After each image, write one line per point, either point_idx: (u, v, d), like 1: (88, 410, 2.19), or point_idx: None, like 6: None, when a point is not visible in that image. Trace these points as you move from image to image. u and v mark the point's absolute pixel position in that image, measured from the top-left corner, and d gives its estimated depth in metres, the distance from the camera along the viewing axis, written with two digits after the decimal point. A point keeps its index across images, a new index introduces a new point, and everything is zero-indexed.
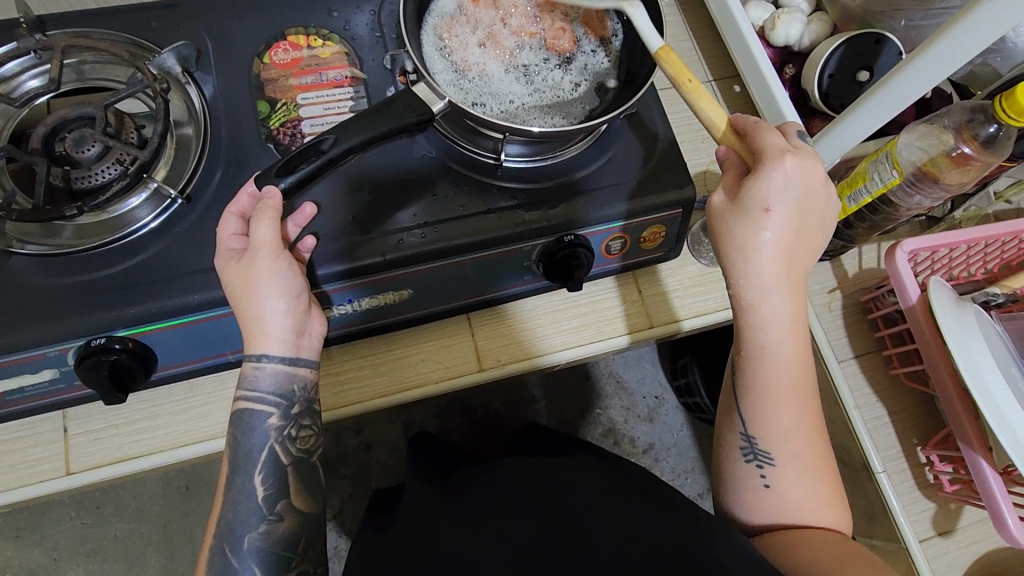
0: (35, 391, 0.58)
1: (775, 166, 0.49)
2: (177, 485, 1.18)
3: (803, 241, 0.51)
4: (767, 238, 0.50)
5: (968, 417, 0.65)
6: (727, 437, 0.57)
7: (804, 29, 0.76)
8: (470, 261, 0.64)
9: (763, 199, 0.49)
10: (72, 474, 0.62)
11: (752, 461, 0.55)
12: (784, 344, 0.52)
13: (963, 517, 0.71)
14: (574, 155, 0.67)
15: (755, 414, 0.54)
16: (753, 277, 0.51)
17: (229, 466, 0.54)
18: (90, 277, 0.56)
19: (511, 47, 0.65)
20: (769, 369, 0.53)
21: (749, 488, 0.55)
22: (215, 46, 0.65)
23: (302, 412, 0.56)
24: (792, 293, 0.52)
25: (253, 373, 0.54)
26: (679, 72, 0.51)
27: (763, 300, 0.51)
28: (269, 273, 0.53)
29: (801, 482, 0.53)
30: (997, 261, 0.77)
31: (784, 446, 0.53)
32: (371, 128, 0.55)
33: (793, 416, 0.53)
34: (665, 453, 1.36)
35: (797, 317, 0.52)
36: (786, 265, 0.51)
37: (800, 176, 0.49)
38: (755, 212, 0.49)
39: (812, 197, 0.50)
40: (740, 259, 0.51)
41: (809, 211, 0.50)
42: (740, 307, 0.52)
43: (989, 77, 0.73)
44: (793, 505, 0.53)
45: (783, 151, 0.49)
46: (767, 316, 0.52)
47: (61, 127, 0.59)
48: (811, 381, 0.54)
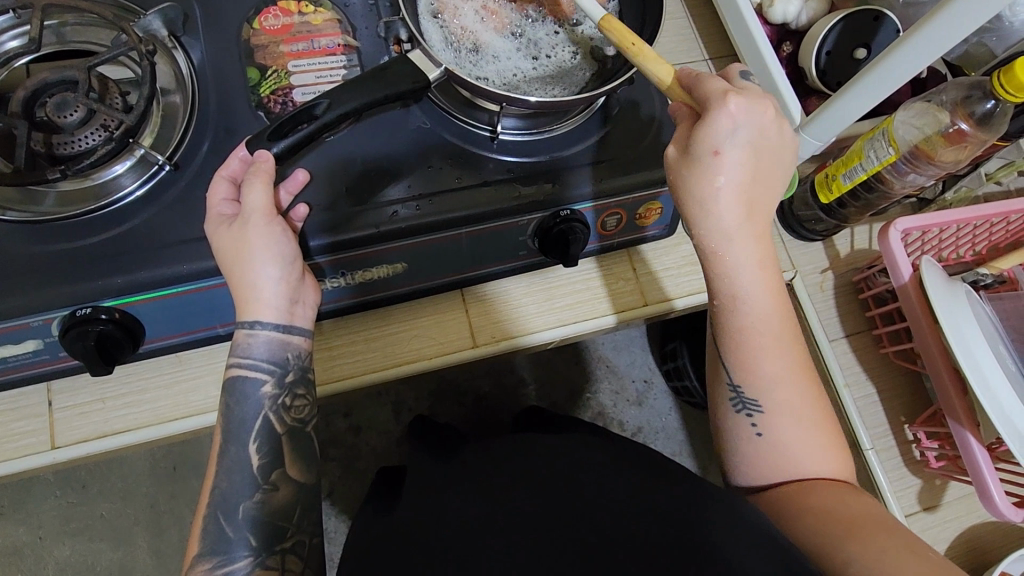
0: (17, 362, 0.57)
1: (720, 109, 0.48)
2: (164, 465, 1.17)
3: (760, 181, 0.51)
4: (721, 184, 0.49)
5: (957, 392, 0.65)
6: (716, 390, 0.57)
7: (802, 6, 0.76)
8: (465, 234, 0.63)
9: (712, 143, 0.48)
10: (57, 448, 0.61)
11: (742, 411, 0.55)
12: (753, 288, 0.52)
13: (948, 492, 0.72)
14: (572, 129, 0.66)
15: (739, 368, 0.54)
16: (713, 226, 0.51)
17: (222, 435, 0.53)
18: (74, 246, 0.55)
19: (508, 17, 0.64)
20: (741, 316, 0.53)
21: (743, 438, 0.55)
22: (203, 11, 0.63)
23: (296, 381, 0.56)
24: (754, 235, 0.52)
25: (245, 341, 0.53)
26: (622, 38, 0.50)
27: (726, 247, 0.51)
28: (261, 239, 0.51)
29: (793, 425, 0.54)
30: (985, 243, 0.78)
31: (769, 392, 0.54)
32: (367, 94, 0.54)
33: (771, 359, 0.53)
34: (654, 436, 1.37)
35: (760, 261, 0.52)
36: (743, 208, 0.51)
37: (748, 116, 0.48)
38: (706, 158, 0.49)
39: (763, 135, 0.49)
40: (697, 209, 0.51)
41: (761, 149, 0.49)
42: (706, 259, 0.53)
43: (984, 58, 0.73)
44: (791, 449, 0.54)
45: (725, 93, 0.48)
46: (732, 264, 0.52)
47: (42, 91, 0.57)
48: (790, 321, 0.54)
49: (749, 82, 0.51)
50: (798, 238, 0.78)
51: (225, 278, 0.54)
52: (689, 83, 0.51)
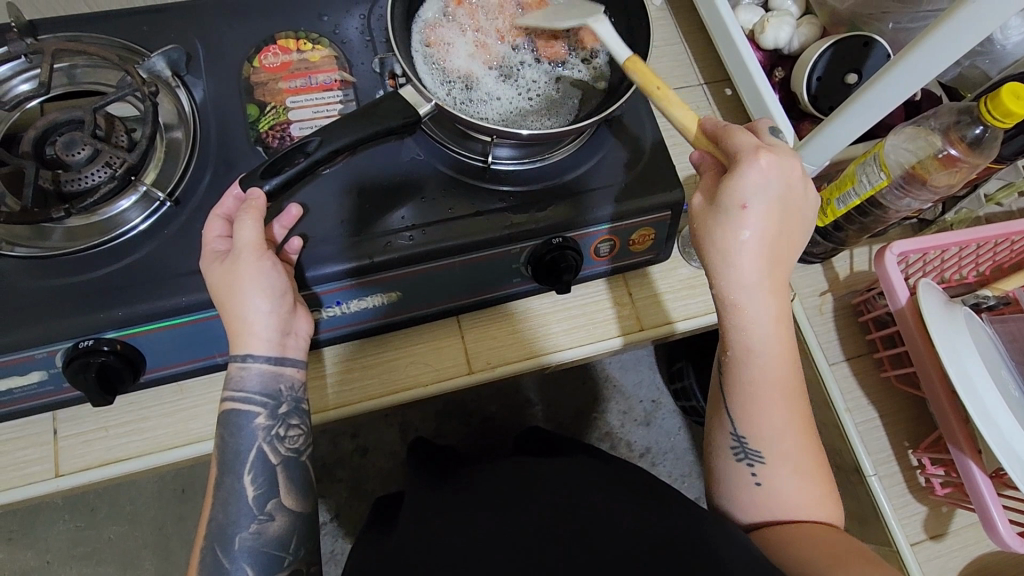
0: (24, 393, 0.59)
1: (751, 168, 0.48)
2: (172, 488, 1.19)
3: (782, 237, 0.51)
4: (745, 237, 0.49)
5: (958, 420, 0.64)
6: (717, 435, 0.57)
7: (793, 32, 0.77)
8: (458, 264, 0.64)
9: (739, 197, 0.49)
10: (61, 475, 0.62)
11: (743, 459, 0.55)
12: (769, 339, 0.53)
13: (955, 520, 0.71)
14: (563, 158, 0.67)
15: (742, 415, 0.54)
16: (731, 278, 0.51)
17: (218, 467, 0.54)
18: (78, 280, 0.56)
19: (499, 51, 0.65)
20: (755, 364, 0.53)
21: (741, 486, 0.55)
22: (204, 50, 0.66)
23: (289, 412, 0.56)
24: (774, 290, 0.52)
25: (238, 374, 0.54)
26: (648, 81, 0.53)
27: (744, 299, 0.51)
28: (252, 275, 0.53)
29: (791, 477, 0.54)
30: (989, 264, 0.77)
31: (772, 443, 0.54)
32: (358, 129, 0.55)
33: (778, 410, 0.54)
34: (662, 457, 1.36)
35: (776, 315, 0.52)
36: (764, 263, 0.51)
37: (777, 175, 0.49)
38: (733, 212, 0.49)
39: (790, 197, 0.50)
40: (718, 258, 0.51)
41: (787, 208, 0.50)
42: (723, 306, 0.52)
43: (978, 80, 0.73)
44: (786, 501, 0.54)
45: (757, 150, 0.49)
46: (750, 316, 0.52)
47: (52, 130, 0.59)
48: (798, 374, 0.54)
49: (777, 139, 0.52)
50: (796, 260, 0.78)
51: (219, 312, 0.56)
52: (718, 136, 0.52)
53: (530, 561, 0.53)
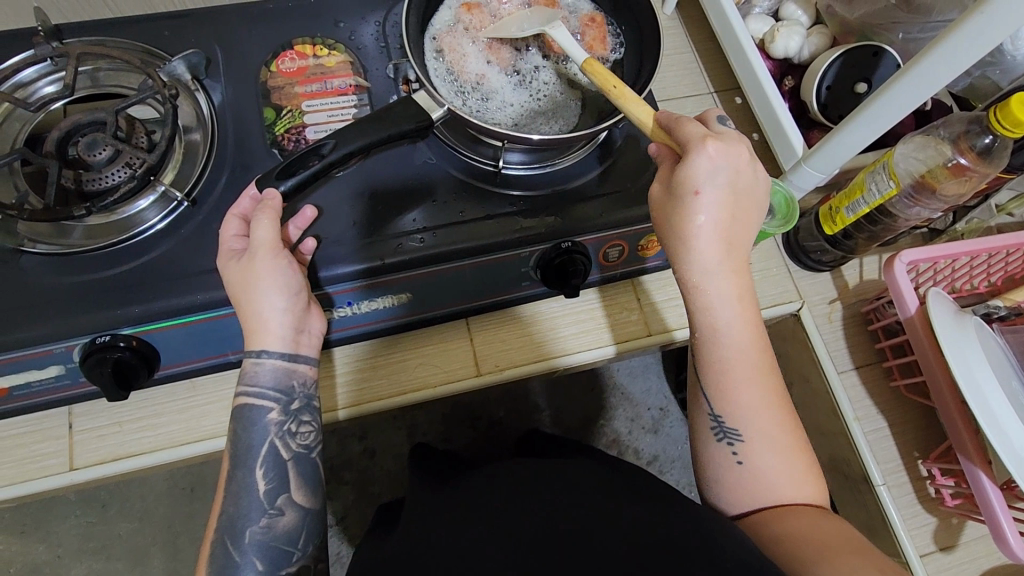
0: (41, 387, 0.60)
1: (700, 155, 0.49)
2: (182, 486, 1.20)
3: (738, 220, 0.52)
4: (702, 222, 0.51)
5: (967, 430, 0.64)
6: (696, 419, 0.58)
7: (803, 42, 0.77)
8: (467, 266, 0.64)
9: (692, 185, 0.50)
10: (75, 469, 0.63)
11: (722, 439, 0.55)
12: (733, 318, 0.54)
13: (965, 532, 0.70)
14: (572, 163, 0.68)
15: (717, 397, 0.55)
16: (693, 260, 0.52)
17: (230, 461, 0.55)
18: (97, 277, 0.58)
19: (511, 54, 0.66)
20: (722, 344, 0.54)
21: (723, 466, 0.55)
22: (223, 54, 0.67)
23: (301, 408, 0.57)
24: (733, 270, 0.53)
25: (253, 369, 0.56)
26: (604, 81, 0.54)
27: (706, 280, 0.53)
28: (268, 273, 0.54)
29: (771, 454, 0.54)
30: (1000, 274, 0.77)
31: (747, 421, 0.54)
32: (372, 133, 0.56)
33: (751, 388, 0.54)
34: (669, 465, 1.35)
35: (738, 295, 0.54)
36: (722, 246, 0.52)
37: (727, 160, 0.49)
38: (688, 198, 0.50)
39: (742, 180, 0.51)
40: (677, 242, 0.52)
41: (740, 190, 0.51)
42: (687, 289, 0.54)
43: (990, 90, 0.73)
44: (768, 478, 0.54)
45: (705, 138, 0.49)
46: (712, 296, 0.53)
47: (75, 131, 0.61)
48: (767, 352, 0.55)
49: (727, 126, 0.53)
50: (804, 267, 0.78)
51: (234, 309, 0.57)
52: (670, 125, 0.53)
53: (535, 562, 0.53)
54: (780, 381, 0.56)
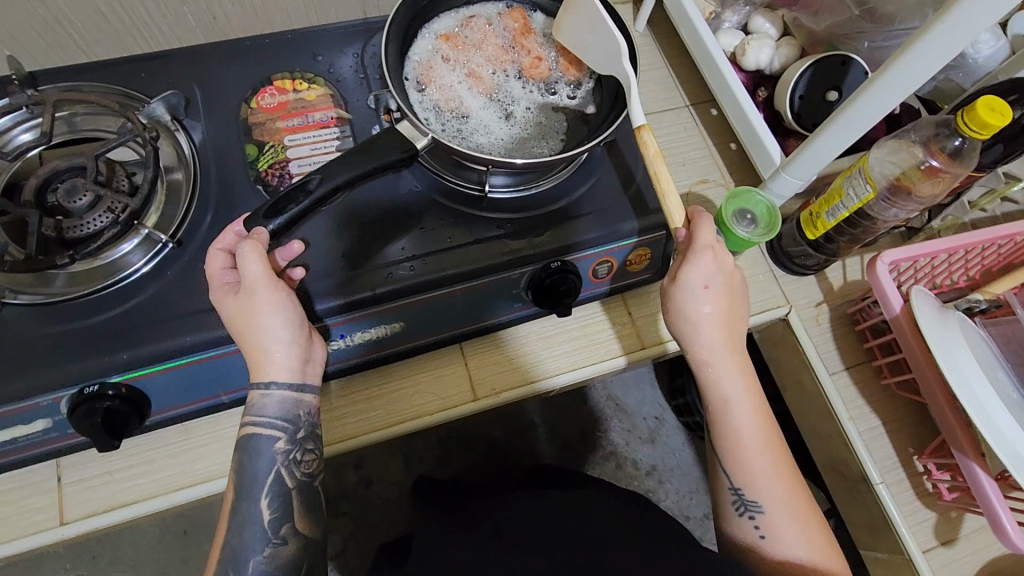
0: (28, 441, 0.58)
1: (701, 258, 0.59)
2: (174, 530, 1.16)
3: (734, 312, 0.62)
4: (706, 310, 0.60)
5: (959, 422, 0.65)
6: (719, 495, 0.62)
7: (773, 53, 0.79)
8: (459, 291, 0.64)
9: (700, 280, 0.59)
10: (65, 524, 0.61)
11: (745, 515, 0.59)
12: (742, 397, 0.60)
13: (965, 525, 0.71)
14: (554, 185, 0.69)
15: (736, 471, 0.60)
16: (701, 343, 0.60)
17: (234, 490, 0.54)
18: (81, 324, 0.57)
19: (490, 80, 0.67)
20: (734, 422, 0.60)
21: (748, 541, 0.59)
22: (203, 94, 0.67)
23: (306, 437, 0.57)
24: (736, 352, 0.61)
25: (260, 400, 0.55)
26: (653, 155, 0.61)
27: (715, 362, 0.60)
28: (266, 307, 0.53)
29: (792, 528, 0.57)
30: (978, 268, 0.79)
31: (765, 494, 0.58)
32: (357, 166, 0.55)
33: (766, 462, 0.59)
34: (668, 474, 1.35)
35: (744, 376, 0.61)
36: (724, 332, 0.61)
37: (721, 264, 0.60)
38: (697, 291, 0.60)
39: (735, 277, 0.61)
40: (688, 329, 0.61)
41: (734, 287, 0.61)
42: (699, 369, 0.61)
43: (954, 92, 0.76)
44: (794, 552, 0.57)
45: (706, 246, 0.59)
46: (722, 377, 0.60)
47: (53, 178, 0.60)
48: (774, 427, 0.61)
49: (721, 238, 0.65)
50: (789, 272, 0.80)
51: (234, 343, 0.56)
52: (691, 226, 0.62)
53: None
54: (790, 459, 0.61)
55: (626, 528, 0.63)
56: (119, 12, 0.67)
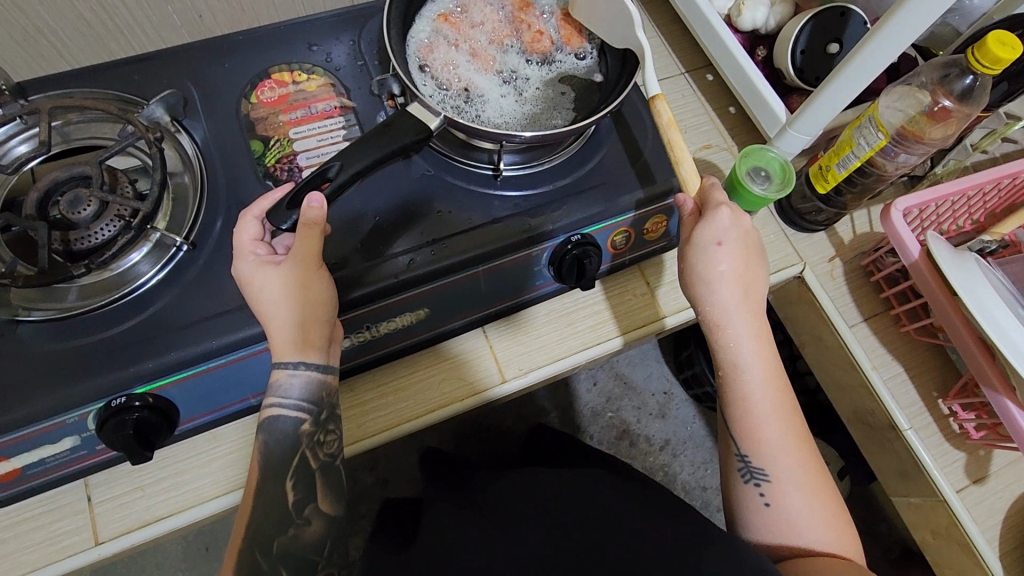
0: (56, 462, 0.57)
1: (715, 215, 0.59)
2: (195, 548, 1.15)
3: (751, 273, 0.60)
4: (721, 269, 0.59)
5: (987, 360, 0.66)
6: (726, 463, 0.60)
7: (769, 12, 0.79)
8: (481, 273, 0.64)
9: (714, 236, 0.59)
10: (101, 543, 0.60)
11: (750, 481, 0.58)
12: (755, 361, 0.59)
13: (994, 462, 0.72)
14: (566, 159, 0.68)
15: (745, 437, 0.58)
16: (715, 303, 0.59)
17: (262, 476, 0.54)
18: (100, 337, 0.55)
19: (494, 57, 0.66)
20: (747, 385, 0.58)
21: (751, 508, 0.57)
22: (200, 93, 0.65)
23: (327, 418, 0.58)
24: (753, 315, 0.60)
25: (286, 381, 0.54)
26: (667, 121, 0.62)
27: (727, 323, 0.59)
28: (305, 286, 0.52)
29: (798, 496, 0.56)
30: (982, 212, 0.80)
31: (773, 460, 0.57)
32: (374, 151, 0.54)
33: (777, 428, 0.58)
34: (682, 447, 1.36)
35: (759, 340, 0.59)
36: (740, 293, 0.59)
37: (736, 221, 0.59)
38: (710, 249, 0.59)
39: (751, 237, 0.60)
40: (703, 287, 0.60)
41: (750, 247, 0.60)
42: (710, 330, 0.60)
43: (949, 37, 0.76)
44: (798, 521, 0.55)
45: (720, 204, 0.59)
46: (736, 339, 0.59)
47: (54, 190, 0.58)
48: (787, 394, 0.59)
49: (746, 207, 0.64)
50: (800, 230, 0.80)
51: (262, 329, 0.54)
52: (704, 194, 0.62)
53: None
54: (805, 427, 0.60)
55: (664, 509, 0.63)
56: (101, 16, 0.64)
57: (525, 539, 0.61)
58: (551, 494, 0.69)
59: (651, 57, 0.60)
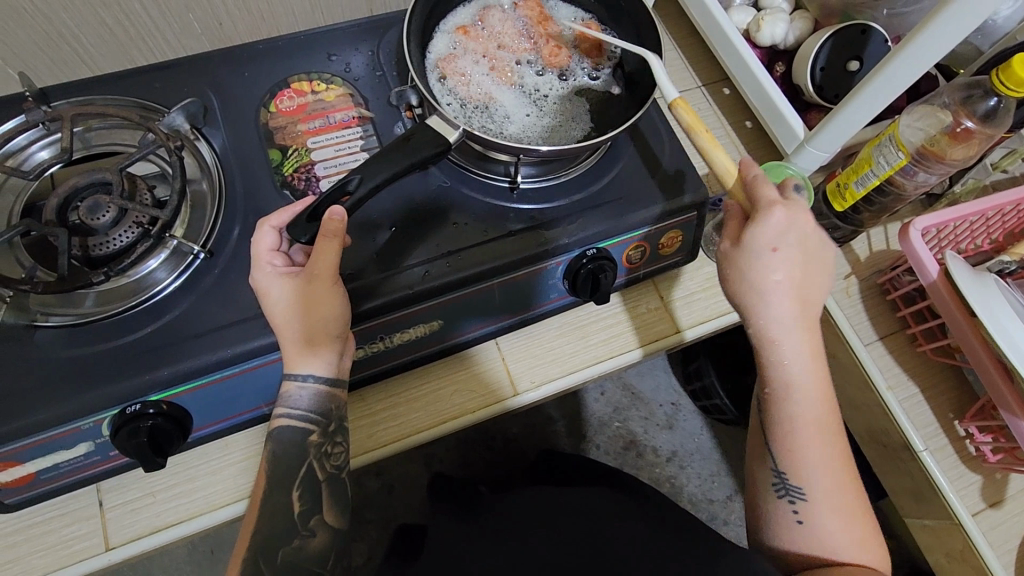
0: (70, 467, 0.57)
1: (771, 218, 0.53)
2: (201, 550, 1.15)
3: (810, 280, 0.55)
4: (777, 280, 0.53)
5: (1006, 385, 0.65)
6: (759, 473, 0.59)
7: (788, 27, 0.79)
8: (496, 286, 0.64)
9: (769, 242, 0.53)
10: (112, 548, 0.60)
11: (784, 497, 0.57)
12: (806, 377, 0.55)
13: (1010, 486, 0.71)
14: (582, 173, 0.67)
15: (784, 453, 0.56)
16: (768, 316, 0.54)
17: (268, 481, 0.55)
18: (117, 343, 0.55)
19: (513, 70, 0.66)
20: (794, 403, 0.55)
21: (782, 522, 0.57)
22: (220, 102, 0.66)
23: (336, 430, 0.58)
24: (809, 328, 0.55)
25: (296, 392, 0.54)
26: (695, 122, 0.57)
27: (782, 340, 0.54)
28: (319, 299, 0.52)
29: (832, 514, 0.55)
30: (1000, 231, 0.78)
31: (811, 478, 0.56)
32: (394, 164, 0.54)
33: (819, 446, 0.55)
34: (689, 459, 1.35)
35: (813, 354, 0.55)
36: (797, 304, 0.54)
37: (795, 224, 0.53)
38: (765, 256, 0.53)
39: (812, 240, 0.54)
40: (756, 299, 0.54)
41: (810, 252, 0.54)
42: (761, 345, 0.55)
43: (971, 55, 0.76)
44: (830, 538, 0.55)
45: (774, 204, 0.53)
46: (788, 356, 0.54)
47: (73, 196, 0.58)
48: (834, 410, 0.56)
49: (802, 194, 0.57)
50: None
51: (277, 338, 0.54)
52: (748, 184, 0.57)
53: None
54: (846, 441, 0.58)
55: (673, 529, 0.63)
56: (124, 23, 0.65)
57: (534, 555, 0.61)
58: (559, 509, 0.69)
59: (665, 69, 0.60)
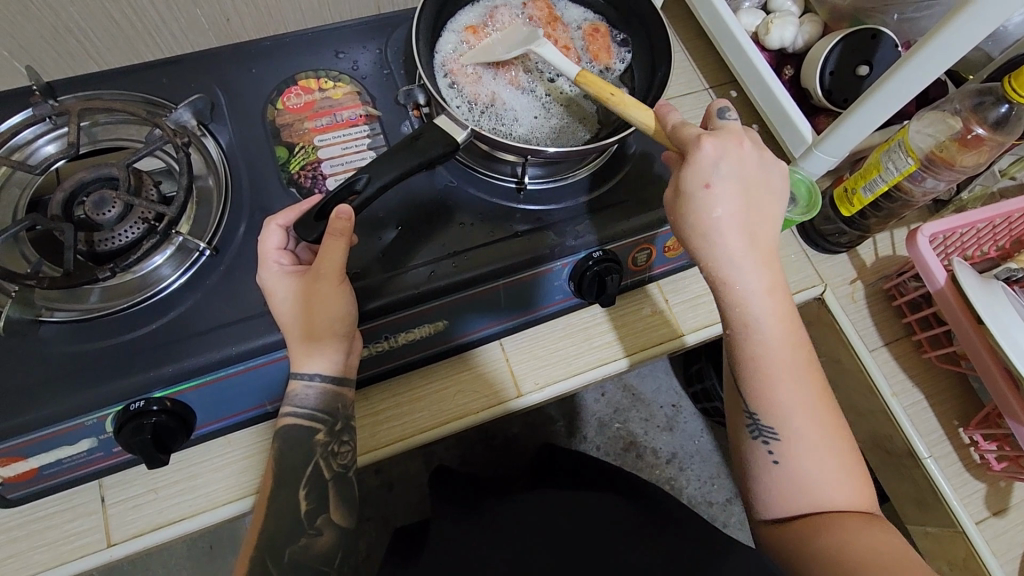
0: (72, 462, 0.57)
1: (701, 150, 0.50)
2: (200, 545, 1.15)
3: (756, 210, 0.52)
4: (719, 214, 0.50)
5: (1012, 393, 0.65)
6: (733, 420, 0.57)
7: (797, 31, 0.79)
8: (501, 286, 0.63)
9: (702, 177, 0.50)
10: (113, 545, 0.59)
11: (758, 439, 0.54)
12: (766, 312, 0.52)
13: (1014, 494, 0.71)
14: (590, 174, 0.67)
15: (753, 394, 0.54)
16: (717, 255, 0.51)
17: (274, 480, 0.55)
18: (121, 339, 0.55)
19: (521, 71, 0.66)
20: (756, 338, 0.53)
21: (759, 467, 0.54)
22: (227, 98, 0.65)
23: (342, 428, 0.58)
24: (761, 262, 0.52)
25: (302, 391, 0.54)
26: (600, 91, 0.54)
27: (732, 275, 0.52)
28: (326, 298, 0.52)
29: (809, 451, 0.53)
30: (1007, 238, 0.78)
31: (783, 417, 0.53)
32: (403, 163, 0.54)
33: (789, 380, 0.53)
34: (689, 461, 1.35)
35: (771, 287, 0.53)
36: (744, 236, 0.51)
37: (730, 154, 0.50)
38: (700, 192, 0.50)
39: (749, 168, 0.51)
40: (700, 240, 0.51)
41: (752, 182, 0.51)
42: (715, 286, 0.53)
43: (981, 62, 0.76)
44: (809, 477, 0.52)
45: (700, 137, 0.50)
46: (745, 292, 0.52)
47: (80, 190, 0.58)
48: (801, 342, 0.54)
49: (730, 120, 0.53)
50: (821, 250, 0.80)
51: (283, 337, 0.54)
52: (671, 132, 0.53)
53: None
54: (818, 373, 0.55)
55: (678, 531, 0.62)
56: (131, 17, 0.65)
57: (536, 558, 0.61)
58: (561, 511, 0.68)
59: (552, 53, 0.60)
